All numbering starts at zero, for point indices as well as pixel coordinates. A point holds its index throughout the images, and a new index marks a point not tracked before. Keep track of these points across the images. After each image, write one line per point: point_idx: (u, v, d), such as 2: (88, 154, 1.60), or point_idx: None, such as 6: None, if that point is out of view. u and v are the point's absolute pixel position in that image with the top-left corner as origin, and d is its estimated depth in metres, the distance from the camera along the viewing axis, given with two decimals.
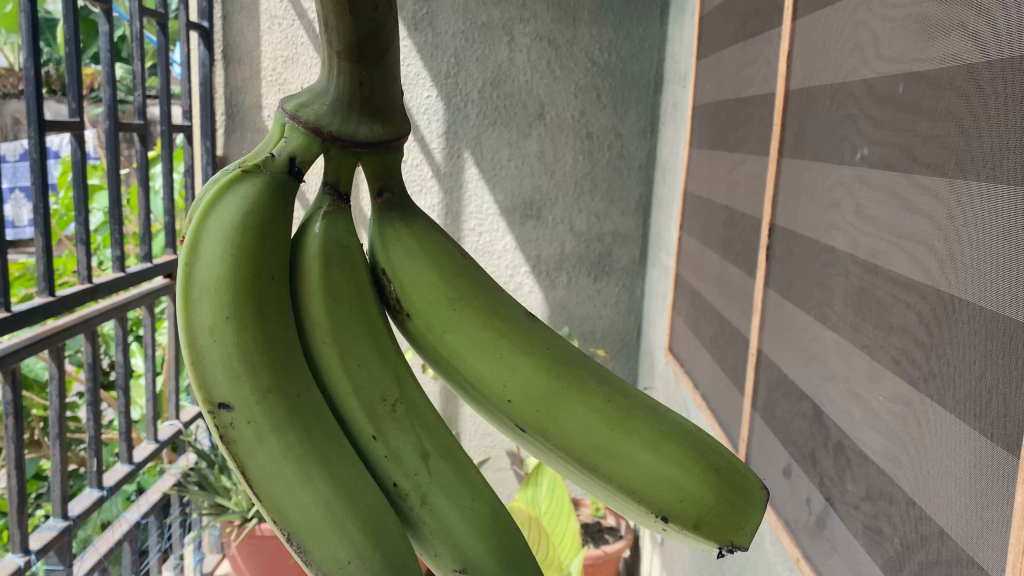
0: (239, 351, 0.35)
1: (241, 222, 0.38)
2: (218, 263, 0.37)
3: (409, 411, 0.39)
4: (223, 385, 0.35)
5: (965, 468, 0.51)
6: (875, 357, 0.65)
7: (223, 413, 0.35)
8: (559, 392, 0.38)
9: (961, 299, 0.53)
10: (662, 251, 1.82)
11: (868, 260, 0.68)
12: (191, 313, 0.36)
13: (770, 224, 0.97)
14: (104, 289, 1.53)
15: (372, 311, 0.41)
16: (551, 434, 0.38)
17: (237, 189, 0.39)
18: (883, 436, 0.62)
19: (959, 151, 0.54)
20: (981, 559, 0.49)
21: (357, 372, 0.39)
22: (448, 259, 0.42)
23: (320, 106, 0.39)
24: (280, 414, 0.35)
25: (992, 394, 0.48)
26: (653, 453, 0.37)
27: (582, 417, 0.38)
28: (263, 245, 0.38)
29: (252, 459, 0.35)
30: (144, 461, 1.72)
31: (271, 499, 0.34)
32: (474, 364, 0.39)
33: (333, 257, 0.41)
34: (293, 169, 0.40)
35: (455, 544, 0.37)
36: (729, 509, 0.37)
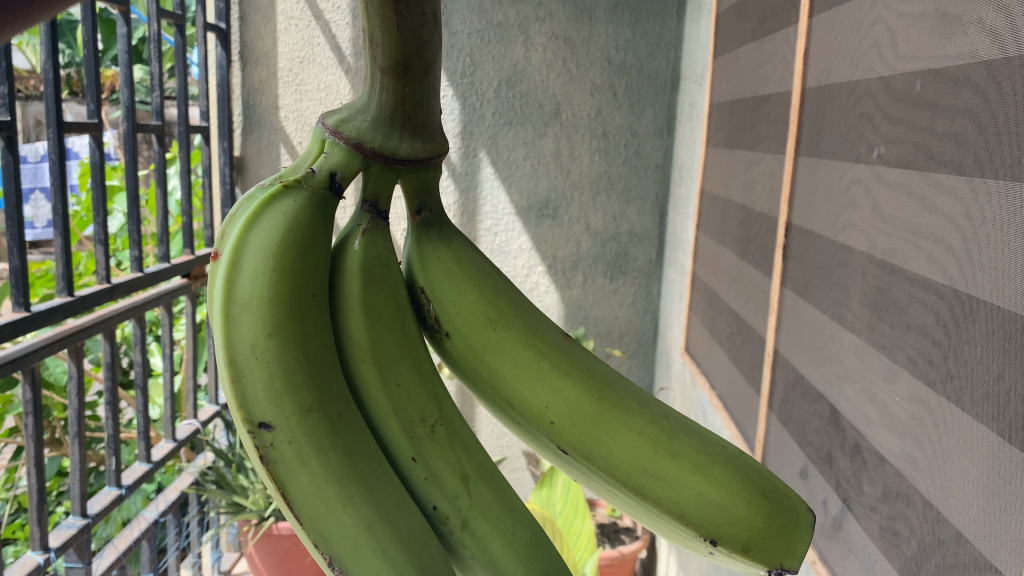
0: (281, 372, 0.35)
1: (282, 238, 0.38)
2: (258, 281, 0.37)
3: (447, 432, 0.39)
4: (263, 406, 0.35)
5: (983, 470, 0.50)
6: (892, 357, 0.64)
7: (263, 434, 0.35)
8: (603, 413, 0.38)
9: (979, 299, 0.52)
10: (678, 250, 1.81)
11: (886, 259, 0.67)
12: (232, 331, 0.36)
13: (786, 223, 0.96)
14: (123, 289, 1.54)
15: (411, 330, 0.41)
16: (596, 456, 0.38)
17: (278, 204, 0.39)
18: (900, 437, 0.62)
19: (977, 149, 0.53)
20: (999, 562, 0.48)
21: (397, 393, 0.39)
22: (487, 278, 0.42)
23: (361, 122, 0.39)
24: (322, 435, 0.35)
25: (1010, 396, 0.48)
26: (700, 476, 0.37)
27: (627, 439, 0.38)
28: (302, 263, 0.38)
29: (294, 481, 0.34)
30: (162, 459, 1.73)
31: (312, 522, 0.34)
32: (516, 385, 0.39)
33: (372, 273, 0.41)
34: (333, 185, 0.41)
35: (496, 568, 0.37)
36: (777, 534, 0.36)
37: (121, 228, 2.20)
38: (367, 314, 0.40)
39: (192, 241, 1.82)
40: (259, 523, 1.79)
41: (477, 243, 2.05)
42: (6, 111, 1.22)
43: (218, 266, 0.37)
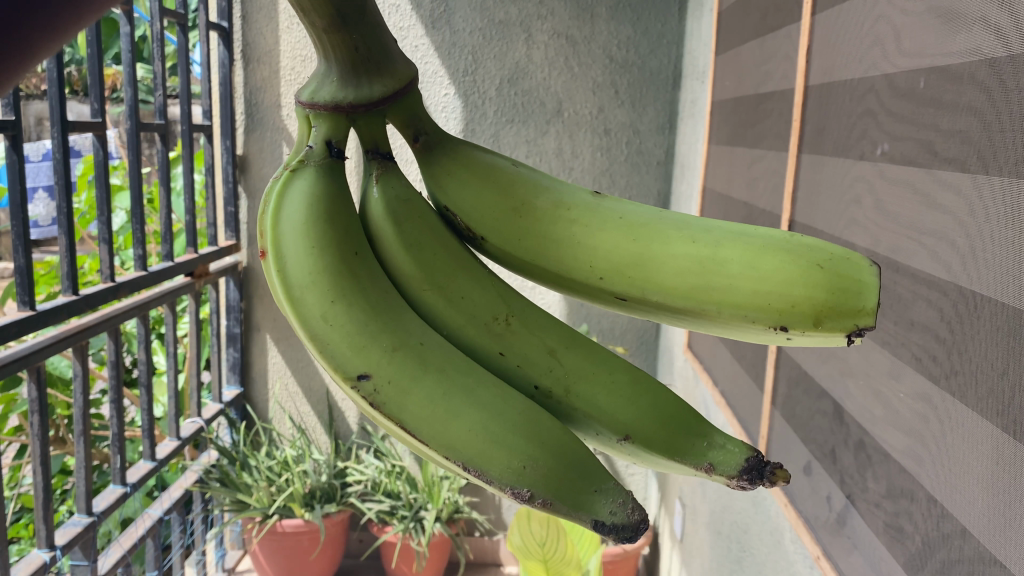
0: (361, 315, 0.38)
1: (307, 215, 0.41)
2: (308, 254, 0.40)
3: (522, 321, 0.43)
4: (352, 361, 0.37)
5: (988, 465, 0.50)
6: (895, 354, 0.65)
7: (365, 382, 0.37)
8: (635, 258, 0.41)
9: (983, 296, 0.52)
10: None
11: (890, 257, 0.67)
12: (301, 311, 0.38)
13: (789, 220, 0.96)
14: (126, 287, 1.55)
15: (457, 252, 0.44)
16: (650, 295, 0.40)
17: (293, 190, 0.42)
18: (904, 433, 0.62)
19: (981, 145, 0.53)
20: (1003, 558, 0.48)
21: (465, 303, 0.42)
22: (500, 176, 0.45)
23: (330, 87, 0.41)
24: (410, 360, 0.38)
25: (1014, 392, 0.48)
26: (744, 273, 0.39)
27: (670, 273, 0.40)
28: (340, 221, 0.41)
29: (407, 412, 0.36)
30: (166, 457, 1.74)
31: (432, 429, 0.36)
32: (561, 257, 0.42)
33: (400, 214, 0.44)
34: (333, 151, 0.43)
35: (613, 419, 0.40)
36: (831, 293, 0.37)
37: (124, 227, 2.20)
38: (409, 249, 0.44)
39: (195, 240, 1.82)
40: (264, 520, 1.81)
41: None
42: (11, 110, 1.22)
43: (266, 263, 0.40)
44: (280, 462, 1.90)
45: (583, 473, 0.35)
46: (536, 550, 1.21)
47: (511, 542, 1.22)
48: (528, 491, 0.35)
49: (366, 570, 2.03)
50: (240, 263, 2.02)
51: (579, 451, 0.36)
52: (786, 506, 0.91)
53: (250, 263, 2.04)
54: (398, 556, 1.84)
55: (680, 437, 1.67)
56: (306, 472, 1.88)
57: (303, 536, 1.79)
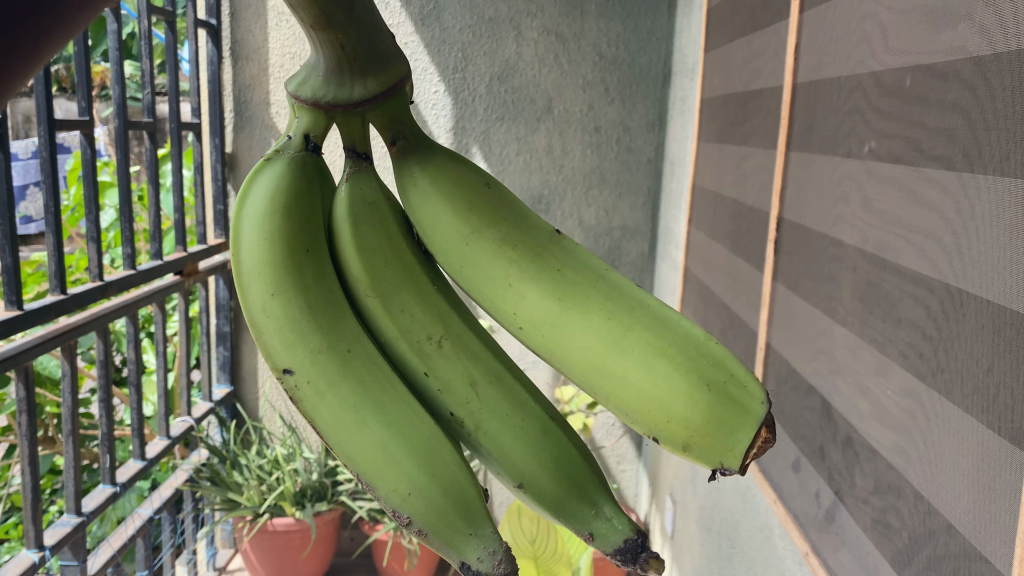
0: (301, 309, 0.41)
1: (269, 205, 0.43)
2: (259, 236, 0.42)
3: (454, 345, 0.44)
4: (283, 352, 0.40)
5: (974, 461, 0.50)
6: (882, 351, 0.65)
7: (290, 374, 0.40)
8: (561, 320, 0.41)
9: (968, 292, 0.52)
10: (671, 244, 1.82)
11: (877, 254, 0.67)
12: (246, 296, 0.41)
13: (777, 217, 0.97)
14: (116, 286, 1.54)
15: (408, 260, 0.46)
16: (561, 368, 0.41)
17: (264, 178, 0.45)
18: (891, 429, 0.62)
19: (966, 143, 0.53)
20: (987, 553, 0.48)
21: (402, 317, 0.44)
22: (469, 192, 0.46)
23: (315, 80, 0.43)
24: (335, 365, 0.40)
25: (998, 388, 0.48)
26: (651, 384, 0.39)
27: (583, 355, 0.40)
28: (295, 214, 0.44)
29: (316, 412, 0.39)
30: (156, 456, 1.73)
31: (339, 438, 0.39)
32: (490, 296, 0.43)
33: (361, 217, 0.46)
34: (310, 145, 0.46)
35: (512, 462, 0.41)
36: (717, 429, 0.38)
37: (112, 225, 2.19)
38: (360, 252, 0.45)
39: (185, 238, 1.81)
40: (254, 519, 1.80)
41: None
42: None
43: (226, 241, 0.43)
44: (270, 461, 1.89)
45: (462, 511, 0.38)
46: (527, 548, 1.21)
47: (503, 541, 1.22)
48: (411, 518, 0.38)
49: (358, 568, 2.03)
50: (229, 262, 2.02)
51: (464, 487, 0.39)
52: (775, 502, 0.91)
53: None
54: (390, 554, 1.84)
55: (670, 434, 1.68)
56: (296, 471, 1.86)
57: (294, 534, 1.79)
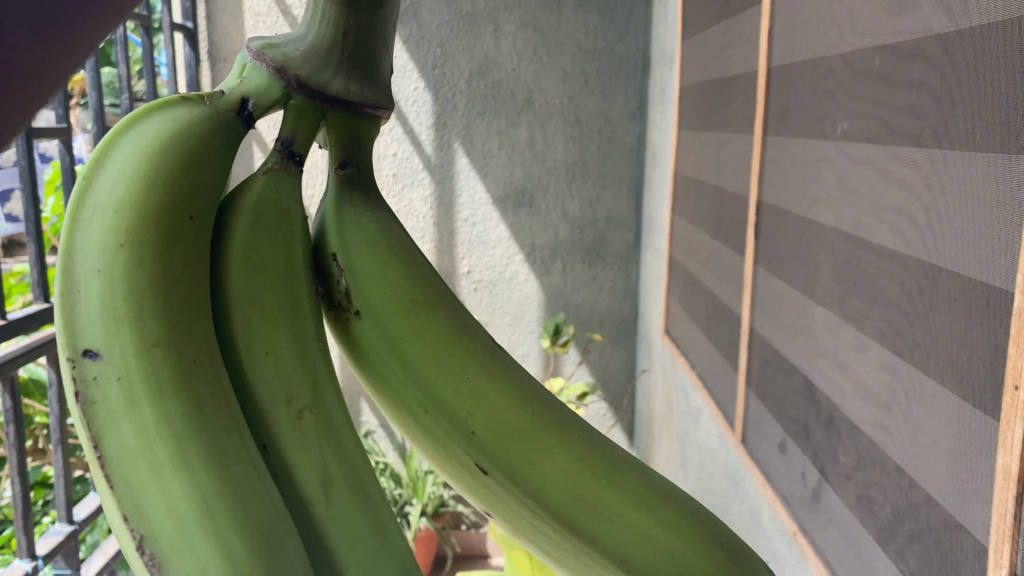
0: (101, 304, 0.29)
1: (174, 134, 0.34)
2: (118, 182, 0.31)
3: (317, 418, 0.33)
4: (93, 330, 0.29)
5: (950, 434, 0.51)
6: (861, 328, 0.66)
7: (87, 390, 0.28)
8: (466, 366, 0.34)
9: (940, 267, 0.53)
10: (654, 233, 1.83)
11: (853, 233, 0.68)
12: (89, 190, 0.31)
13: (757, 202, 0.97)
14: None
15: (296, 300, 0.35)
16: (469, 430, 0.33)
17: (170, 111, 0.35)
18: (872, 406, 0.63)
19: (934, 121, 0.54)
20: (967, 523, 0.49)
21: (270, 363, 0.33)
22: (407, 253, 0.38)
23: (292, 49, 0.36)
24: (163, 366, 0.29)
25: (972, 359, 0.49)
26: (579, 470, 0.32)
27: (471, 398, 0.33)
28: (180, 166, 0.33)
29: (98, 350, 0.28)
30: None
31: (120, 458, 0.27)
32: (425, 334, 0.34)
33: (264, 219, 0.36)
34: (242, 113, 0.36)
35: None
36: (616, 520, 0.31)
37: None
38: (247, 260, 0.34)
39: None
40: None
41: (456, 235, 2.05)
42: None
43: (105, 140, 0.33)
44: None
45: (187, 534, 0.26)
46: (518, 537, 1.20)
47: (495, 530, 1.22)
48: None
49: None
50: None
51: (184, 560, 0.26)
52: (763, 484, 0.92)
53: None
54: None
55: (660, 423, 1.69)
56: None
57: None
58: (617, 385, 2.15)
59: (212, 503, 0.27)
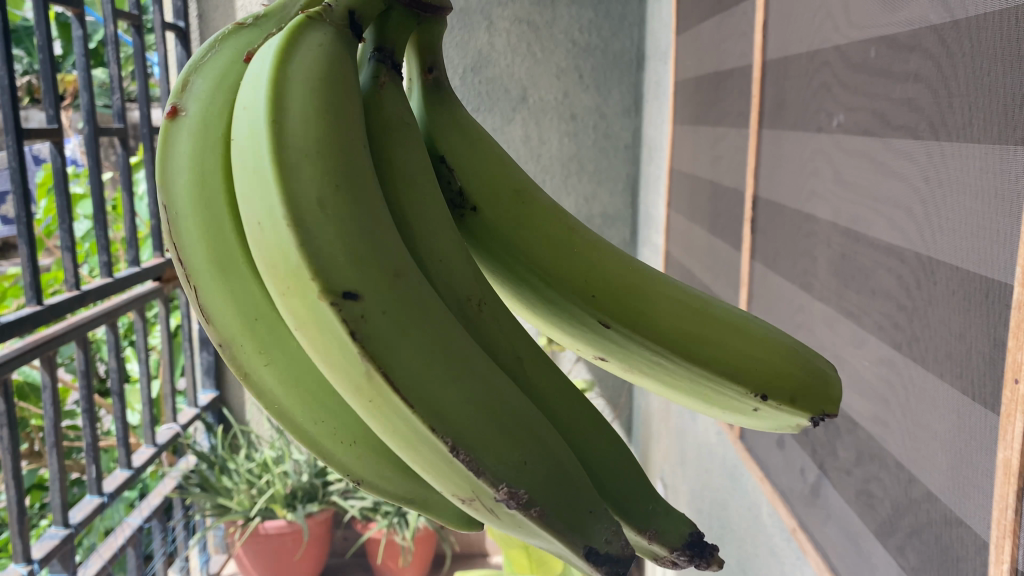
0: (336, 237, 0.34)
1: (321, 72, 0.38)
2: (308, 123, 0.36)
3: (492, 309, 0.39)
4: (343, 274, 0.33)
5: (949, 429, 0.50)
6: (858, 323, 0.65)
7: (350, 306, 0.33)
8: (576, 242, 0.44)
9: (938, 261, 0.52)
10: (651, 229, 1.82)
11: (850, 226, 0.67)
12: (283, 134, 0.35)
13: (753, 196, 0.97)
14: (92, 295, 1.52)
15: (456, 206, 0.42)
16: (592, 294, 0.42)
17: (305, 40, 0.39)
18: (870, 401, 0.62)
19: (930, 113, 0.53)
20: (966, 518, 0.48)
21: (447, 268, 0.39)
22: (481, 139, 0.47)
23: None
24: (392, 282, 0.34)
25: (971, 353, 0.48)
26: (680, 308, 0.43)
27: (587, 264, 0.43)
28: (347, 100, 0.38)
29: (341, 275, 0.33)
30: (143, 465, 1.72)
31: (398, 359, 0.33)
32: (536, 218, 0.44)
33: (404, 133, 0.42)
34: (352, 23, 0.41)
35: (536, 441, 0.34)
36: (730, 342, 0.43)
37: (88, 235, 2.18)
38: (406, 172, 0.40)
39: (162, 243, 1.80)
40: (245, 523, 1.79)
41: None
42: None
43: (264, 90, 0.37)
44: (260, 464, 1.88)
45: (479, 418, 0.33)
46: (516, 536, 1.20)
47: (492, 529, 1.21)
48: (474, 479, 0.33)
49: (353, 569, 2.01)
50: None
51: (487, 438, 0.33)
52: (761, 480, 0.91)
53: None
54: (384, 553, 1.85)
55: (658, 420, 1.68)
56: (286, 473, 1.85)
57: (288, 536, 1.78)
58: (615, 382, 2.15)
59: (470, 387, 0.34)
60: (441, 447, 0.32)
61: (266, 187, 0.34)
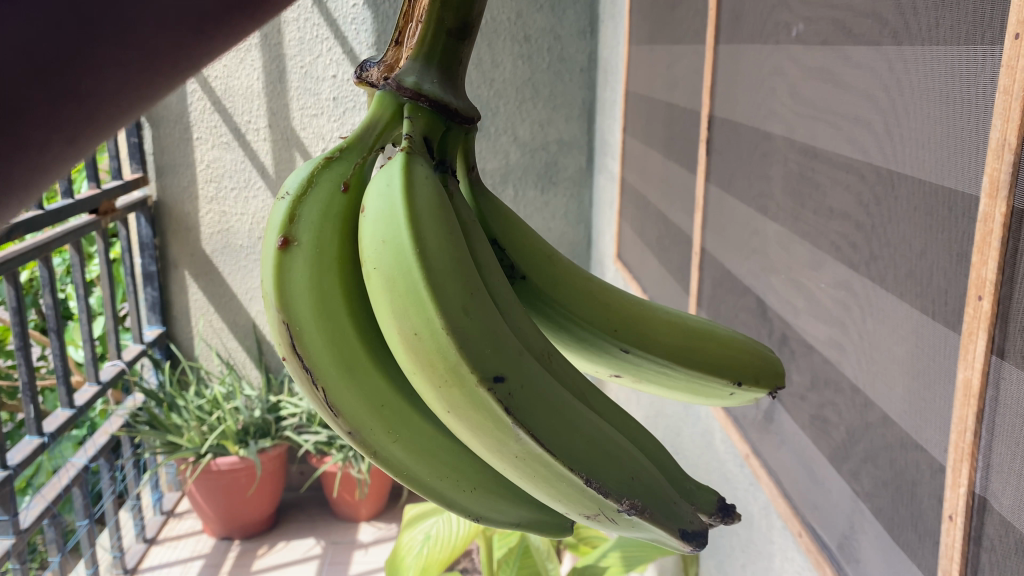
0: (479, 331, 0.32)
1: (429, 191, 0.35)
2: (436, 238, 0.34)
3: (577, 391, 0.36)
4: (493, 359, 0.32)
5: (907, 349, 0.48)
6: (816, 244, 0.62)
7: (501, 385, 0.31)
8: (581, 286, 0.43)
9: (899, 176, 0.49)
10: (607, 156, 1.78)
11: (807, 144, 0.64)
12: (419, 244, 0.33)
13: (708, 116, 0.93)
14: (22, 228, 1.44)
15: None
16: (614, 328, 0.41)
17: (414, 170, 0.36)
18: (827, 324, 0.60)
19: (894, 19, 0.50)
20: (923, 442, 0.46)
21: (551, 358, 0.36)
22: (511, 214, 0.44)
23: (415, 69, 0.36)
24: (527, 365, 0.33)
25: (932, 271, 0.45)
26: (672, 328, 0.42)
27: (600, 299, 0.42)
28: (439, 208, 0.35)
29: (504, 365, 0.32)
30: (86, 403, 1.66)
31: (541, 415, 0.32)
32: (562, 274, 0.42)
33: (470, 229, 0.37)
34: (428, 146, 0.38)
35: (650, 482, 0.34)
36: (732, 354, 0.42)
37: None
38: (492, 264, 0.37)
39: (97, 173, 1.70)
40: (196, 461, 1.75)
41: None
42: None
43: (393, 203, 0.34)
44: (209, 401, 1.83)
45: (613, 462, 0.33)
46: None
47: None
48: (603, 499, 0.32)
49: (309, 502, 2.00)
50: (149, 198, 1.91)
51: (622, 475, 0.33)
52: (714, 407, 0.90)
53: (160, 196, 1.93)
54: (340, 486, 1.84)
55: None
56: (237, 409, 1.82)
57: (238, 473, 1.75)
58: None
59: (589, 441, 0.33)
60: (577, 481, 0.32)
61: (410, 302, 0.32)
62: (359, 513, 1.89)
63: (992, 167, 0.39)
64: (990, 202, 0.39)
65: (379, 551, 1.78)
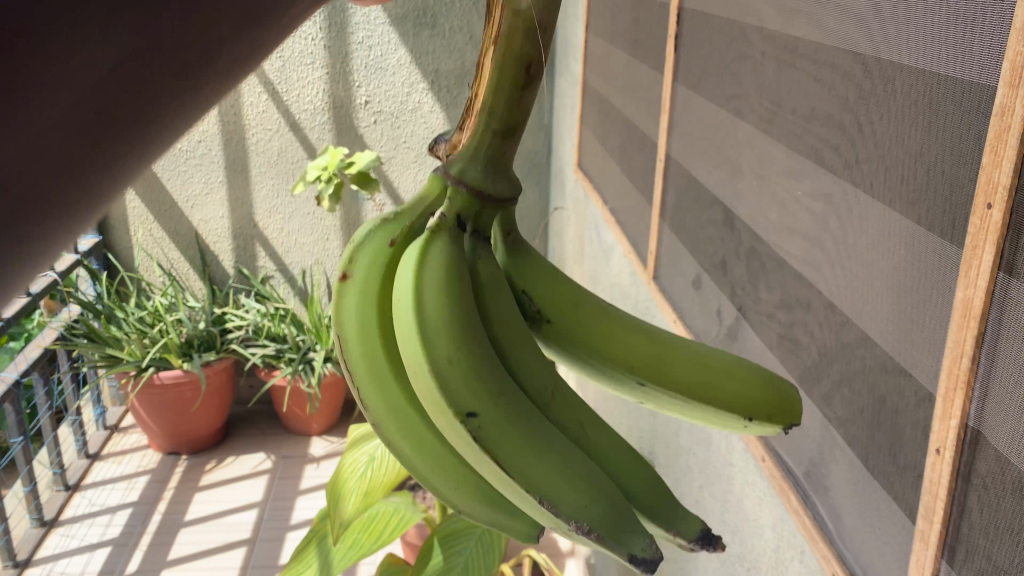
0: (464, 376, 0.32)
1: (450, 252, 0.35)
2: (439, 294, 0.34)
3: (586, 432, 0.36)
4: (468, 394, 0.32)
5: (896, 264, 0.43)
6: (794, 148, 0.56)
7: (473, 422, 0.32)
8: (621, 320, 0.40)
9: (894, 68, 0.43)
10: (568, 57, 1.68)
11: (787, 37, 0.58)
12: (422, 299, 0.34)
13: (678, 10, 0.85)
14: None
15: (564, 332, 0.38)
16: (629, 365, 0.37)
17: (442, 230, 0.36)
18: (802, 237, 0.55)
19: None
20: (909, 368, 0.41)
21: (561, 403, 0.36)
22: None
23: (469, 166, 0.34)
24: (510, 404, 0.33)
25: (932, 176, 0.40)
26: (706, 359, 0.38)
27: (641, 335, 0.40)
28: (455, 265, 0.35)
29: (476, 402, 0.32)
30: (14, 316, 1.55)
31: (512, 458, 0.31)
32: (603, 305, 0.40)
33: (493, 284, 0.37)
34: (462, 223, 0.36)
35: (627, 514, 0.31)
36: (761, 394, 0.37)
37: None
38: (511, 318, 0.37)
39: None
40: (138, 375, 1.67)
41: (351, 66, 1.80)
42: None
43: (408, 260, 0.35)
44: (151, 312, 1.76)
45: (591, 495, 0.31)
46: None
47: None
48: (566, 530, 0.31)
49: (259, 416, 1.95)
50: None
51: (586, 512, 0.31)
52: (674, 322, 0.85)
53: None
54: (290, 400, 1.79)
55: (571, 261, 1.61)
56: (180, 321, 1.75)
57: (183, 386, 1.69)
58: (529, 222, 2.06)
59: (557, 474, 0.31)
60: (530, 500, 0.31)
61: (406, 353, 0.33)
62: (311, 428, 1.85)
63: (1013, 50, 0.33)
64: (1009, 91, 0.33)
65: (331, 465, 1.75)
